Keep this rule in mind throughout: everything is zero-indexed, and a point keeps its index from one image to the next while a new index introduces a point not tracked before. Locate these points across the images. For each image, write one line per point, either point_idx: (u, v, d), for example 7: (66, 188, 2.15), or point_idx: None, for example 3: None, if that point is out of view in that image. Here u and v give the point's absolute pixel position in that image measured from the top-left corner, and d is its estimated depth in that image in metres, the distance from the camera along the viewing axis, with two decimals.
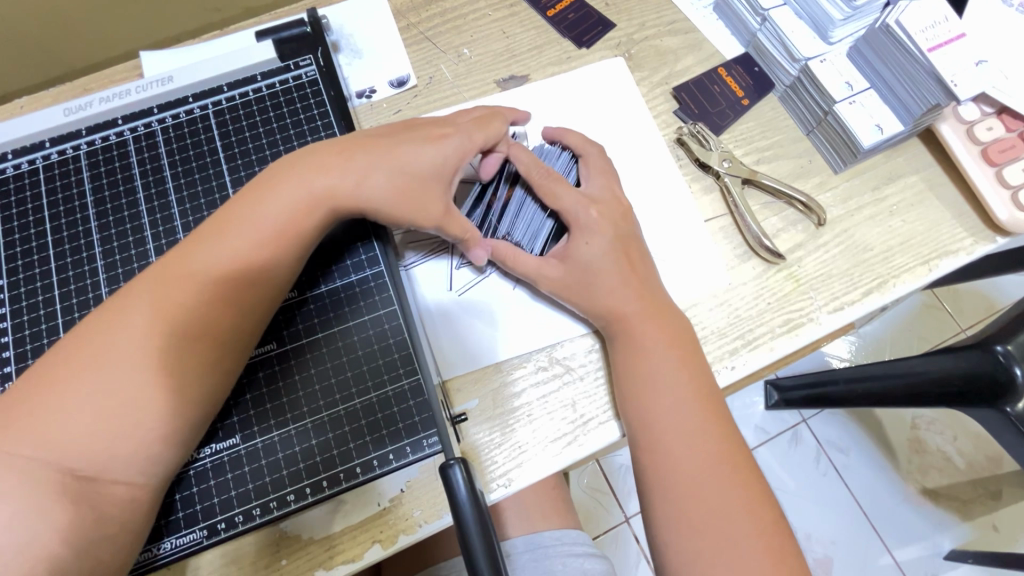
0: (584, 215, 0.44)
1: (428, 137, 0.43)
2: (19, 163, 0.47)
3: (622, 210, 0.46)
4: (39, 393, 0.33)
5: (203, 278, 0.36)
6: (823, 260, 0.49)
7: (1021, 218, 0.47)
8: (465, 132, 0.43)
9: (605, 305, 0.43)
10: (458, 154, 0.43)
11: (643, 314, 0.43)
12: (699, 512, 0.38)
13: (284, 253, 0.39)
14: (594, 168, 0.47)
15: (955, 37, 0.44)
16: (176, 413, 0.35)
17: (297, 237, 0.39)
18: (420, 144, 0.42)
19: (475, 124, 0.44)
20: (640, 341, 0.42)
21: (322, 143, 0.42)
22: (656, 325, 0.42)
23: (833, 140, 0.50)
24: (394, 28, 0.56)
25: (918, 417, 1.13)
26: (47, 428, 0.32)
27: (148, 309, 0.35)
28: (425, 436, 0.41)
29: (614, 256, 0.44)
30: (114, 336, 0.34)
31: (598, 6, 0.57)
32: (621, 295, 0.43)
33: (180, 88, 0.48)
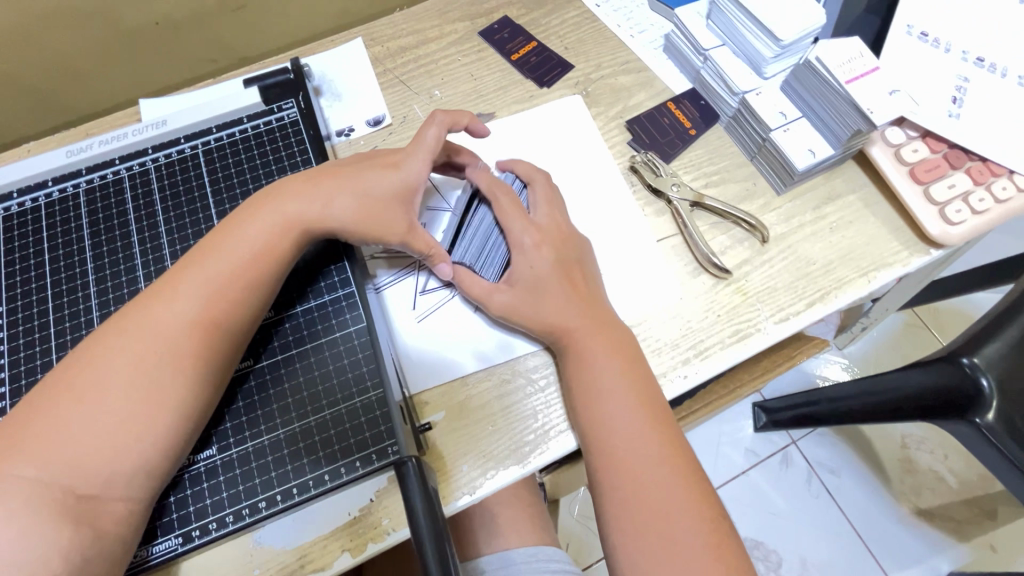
0: (526, 240, 0.48)
1: (387, 164, 0.47)
2: (24, 201, 0.51)
3: (563, 236, 0.49)
4: (40, 414, 0.36)
5: (188, 297, 0.40)
6: (769, 275, 0.52)
7: (950, 232, 0.51)
8: (414, 154, 0.48)
9: (549, 322, 0.46)
10: (417, 178, 0.47)
11: (585, 328, 0.46)
12: (645, 509, 0.40)
13: (262, 273, 0.42)
14: (540, 197, 0.51)
15: (869, 70, 0.50)
16: (168, 429, 0.38)
17: (275, 258, 0.43)
18: (378, 171, 0.47)
19: (415, 141, 0.48)
20: (583, 354, 0.45)
21: (294, 175, 0.47)
22: (598, 338, 0.45)
23: (774, 164, 0.54)
24: (371, 74, 0.61)
25: (907, 435, 1.14)
26: (47, 444, 0.35)
27: (140, 334, 0.38)
28: (390, 444, 0.43)
29: (551, 276, 0.47)
30: (110, 357, 0.37)
31: (558, 50, 0.63)
32: (559, 313, 0.46)
33: (173, 130, 0.53)
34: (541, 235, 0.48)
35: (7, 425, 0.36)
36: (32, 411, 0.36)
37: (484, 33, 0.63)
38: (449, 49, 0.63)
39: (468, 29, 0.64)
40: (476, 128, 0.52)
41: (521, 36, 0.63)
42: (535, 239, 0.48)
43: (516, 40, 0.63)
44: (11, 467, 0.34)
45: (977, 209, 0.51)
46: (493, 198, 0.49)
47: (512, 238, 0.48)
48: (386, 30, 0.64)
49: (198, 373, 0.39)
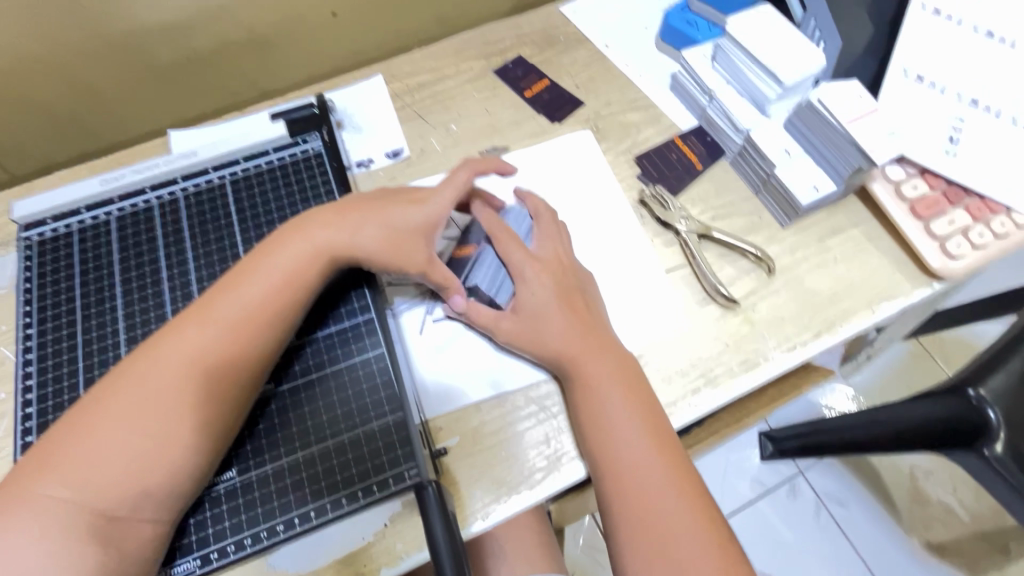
0: (529, 269, 0.50)
1: (410, 200, 0.50)
2: (57, 227, 0.53)
3: (563, 267, 0.51)
4: (74, 436, 0.37)
5: (219, 323, 0.41)
6: (776, 306, 0.54)
7: (950, 265, 0.52)
8: (440, 192, 0.50)
9: (554, 349, 0.47)
10: (438, 212, 0.49)
11: (589, 356, 0.47)
12: (655, 535, 0.41)
13: (290, 299, 0.44)
14: (542, 232, 0.52)
15: (869, 111, 0.52)
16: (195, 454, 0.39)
17: (302, 284, 0.44)
18: (404, 205, 0.49)
19: (447, 182, 0.51)
20: (589, 382, 0.46)
21: (322, 206, 0.49)
22: (600, 366, 0.46)
23: (778, 199, 0.56)
24: (390, 109, 0.64)
25: (916, 466, 1.13)
26: (80, 467, 0.36)
27: (172, 359, 0.40)
28: (407, 468, 0.43)
29: (555, 304, 0.48)
30: (142, 379, 0.39)
31: (569, 88, 0.66)
32: (564, 341, 0.47)
33: (202, 160, 0.55)
34: (541, 264, 0.50)
35: (41, 447, 0.37)
36: (65, 433, 0.37)
37: (499, 71, 0.66)
38: (465, 86, 0.66)
39: (483, 67, 0.67)
40: (501, 168, 0.55)
41: (534, 74, 0.66)
42: (535, 267, 0.50)
43: (529, 77, 0.66)
44: (47, 489, 0.35)
45: (976, 244, 0.53)
46: (491, 235, 0.51)
47: (514, 267, 0.50)
48: (405, 68, 0.67)
49: (226, 396, 0.40)
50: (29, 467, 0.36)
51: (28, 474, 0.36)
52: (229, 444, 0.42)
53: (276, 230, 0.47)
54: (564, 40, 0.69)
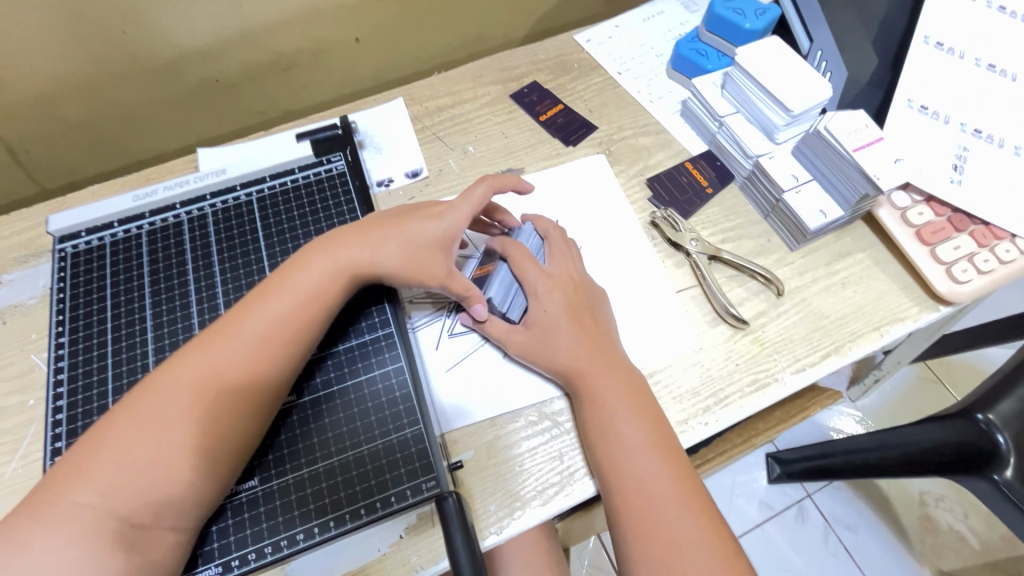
0: (539, 287, 0.51)
1: (428, 215, 0.51)
2: (91, 240, 0.56)
3: (575, 285, 0.52)
4: (105, 445, 0.38)
5: (248, 336, 0.43)
6: (785, 327, 0.55)
7: (957, 290, 0.53)
8: (457, 206, 0.51)
9: (564, 364, 0.49)
10: (455, 224, 0.51)
11: (597, 371, 0.48)
12: (663, 548, 0.42)
13: (315, 313, 0.46)
14: (553, 248, 0.54)
15: (874, 140, 0.54)
16: (219, 463, 0.40)
17: (327, 298, 0.46)
18: (423, 220, 0.51)
19: (462, 196, 0.52)
20: (597, 399, 0.47)
21: (345, 225, 0.51)
22: (609, 381, 0.48)
23: (787, 223, 0.58)
24: (410, 130, 0.66)
25: (926, 493, 1.12)
26: (109, 475, 0.37)
27: (202, 370, 0.41)
28: (424, 480, 0.45)
29: (564, 322, 0.50)
30: (174, 390, 0.40)
31: (583, 113, 0.68)
32: (573, 356, 0.49)
33: (230, 178, 0.58)
34: (551, 281, 0.52)
35: (73, 455, 0.38)
36: (96, 441, 0.38)
37: (515, 96, 0.69)
38: (482, 110, 0.68)
39: (500, 91, 0.69)
40: (519, 186, 0.56)
41: (549, 99, 0.69)
42: (547, 285, 0.51)
43: (544, 102, 0.68)
44: (77, 496, 0.36)
45: (982, 269, 0.54)
46: (507, 254, 0.53)
47: (525, 284, 0.52)
48: (425, 91, 0.69)
49: (253, 406, 0.42)
50: (60, 472, 0.37)
51: (60, 479, 0.37)
52: (252, 452, 0.43)
53: (301, 247, 0.49)
54: (578, 67, 0.72)
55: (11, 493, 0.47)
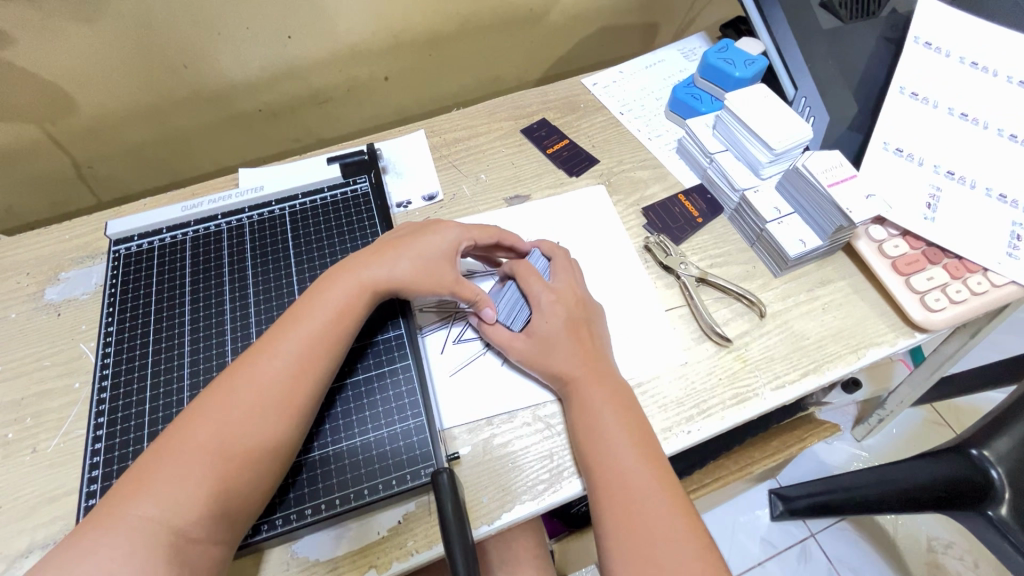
0: (544, 298, 0.56)
1: (431, 232, 0.57)
2: (142, 244, 0.63)
3: (578, 301, 0.57)
4: (162, 464, 0.43)
5: (282, 355, 0.48)
6: (768, 346, 0.58)
7: (931, 318, 0.57)
8: (462, 226, 0.58)
9: (560, 370, 0.53)
10: (456, 239, 0.57)
11: (588, 378, 0.52)
12: (641, 539, 0.45)
13: (342, 330, 0.51)
14: (559, 266, 0.59)
15: (848, 177, 0.59)
16: (264, 474, 0.45)
17: (352, 316, 0.52)
18: (430, 236, 0.57)
19: (472, 224, 0.59)
20: (586, 402, 0.51)
21: (366, 246, 0.58)
22: (598, 387, 0.52)
23: (771, 251, 0.63)
24: (428, 158, 0.73)
25: (934, 538, 1.10)
26: (165, 490, 0.42)
27: (249, 388, 0.46)
28: (424, 467, 0.50)
29: (563, 333, 0.54)
30: (224, 408, 0.46)
31: (586, 148, 0.75)
32: (567, 364, 0.53)
33: (268, 195, 0.66)
34: (556, 295, 0.56)
35: (136, 470, 0.43)
36: (157, 458, 0.43)
37: (525, 131, 0.76)
38: (494, 142, 0.75)
39: (512, 126, 0.77)
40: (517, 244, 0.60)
41: (555, 134, 0.76)
42: (551, 298, 0.56)
43: (551, 137, 0.75)
44: (137, 509, 0.41)
45: (955, 299, 0.58)
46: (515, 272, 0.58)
47: (531, 296, 0.56)
48: (444, 125, 0.77)
49: (295, 417, 0.47)
50: (123, 487, 0.42)
51: (124, 492, 0.42)
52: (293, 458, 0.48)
53: (329, 270, 0.55)
54: (584, 106, 0.79)
55: (53, 464, 0.52)
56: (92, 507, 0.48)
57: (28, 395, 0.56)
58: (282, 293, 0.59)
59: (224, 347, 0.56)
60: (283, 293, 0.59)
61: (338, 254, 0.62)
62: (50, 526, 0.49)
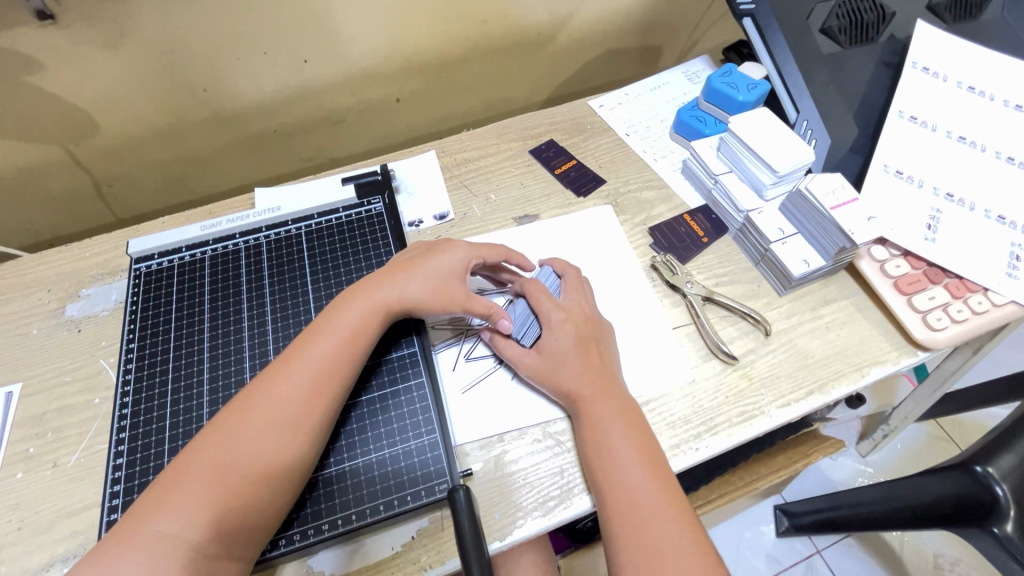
0: (554, 317, 0.57)
1: (442, 251, 0.59)
2: (162, 262, 0.65)
3: (587, 319, 0.58)
4: (183, 479, 0.44)
5: (299, 373, 0.49)
6: (773, 364, 0.60)
7: (933, 337, 0.58)
8: (471, 246, 0.60)
9: (569, 388, 0.54)
10: (466, 258, 0.59)
11: (598, 395, 0.53)
12: (649, 557, 0.46)
13: (357, 348, 0.53)
14: (569, 286, 0.60)
15: (850, 200, 0.61)
16: (280, 490, 0.46)
17: (366, 335, 0.53)
18: (441, 255, 0.58)
19: (480, 244, 0.61)
20: (595, 419, 0.52)
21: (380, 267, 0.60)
22: (607, 405, 0.53)
23: (775, 271, 0.64)
24: (439, 178, 0.75)
25: (940, 555, 1.10)
26: (185, 505, 0.43)
27: (266, 405, 0.48)
28: (438, 483, 0.51)
29: (572, 351, 0.55)
30: (243, 425, 0.47)
31: (593, 168, 0.76)
32: (577, 381, 0.54)
33: (284, 215, 0.68)
34: (565, 313, 0.57)
35: (157, 485, 0.44)
36: (177, 474, 0.45)
37: (533, 152, 0.78)
38: (503, 162, 0.77)
39: (520, 147, 0.79)
40: (521, 262, 0.62)
41: (563, 155, 0.78)
42: (560, 316, 0.57)
43: (558, 158, 0.77)
44: (159, 525, 0.42)
45: (956, 318, 0.59)
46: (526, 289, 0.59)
47: (541, 314, 0.57)
48: (454, 145, 0.79)
49: (310, 433, 0.48)
50: (145, 502, 0.44)
51: (147, 508, 0.43)
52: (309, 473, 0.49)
53: (344, 290, 0.57)
54: (590, 128, 0.81)
55: (73, 479, 0.53)
56: (113, 520, 0.49)
57: (49, 410, 0.57)
58: (298, 311, 0.61)
59: (243, 363, 0.57)
60: (299, 311, 0.61)
61: (353, 273, 0.64)
62: (70, 540, 0.50)
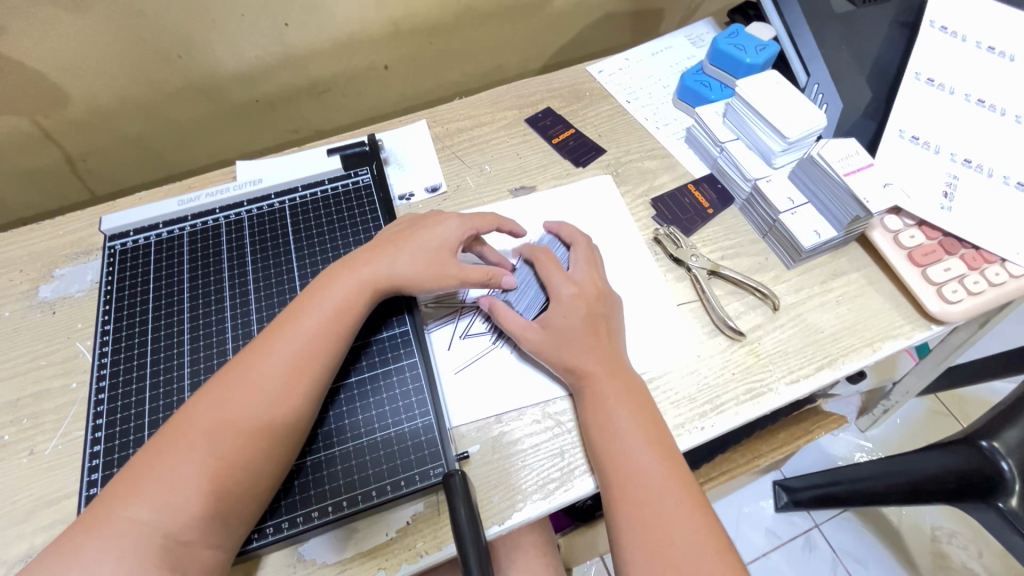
0: (563, 291, 0.54)
1: (434, 224, 0.56)
2: (137, 239, 0.62)
3: (596, 292, 0.55)
4: (156, 466, 0.42)
5: (283, 353, 0.47)
6: (781, 339, 0.57)
7: (948, 309, 0.56)
8: (464, 217, 0.56)
9: (573, 363, 0.51)
10: (459, 231, 0.55)
11: (602, 372, 0.51)
12: (656, 539, 0.44)
13: (343, 327, 0.50)
14: (581, 257, 0.57)
15: (865, 166, 0.58)
16: (260, 474, 0.44)
17: (353, 313, 0.50)
18: (433, 227, 0.55)
19: (474, 215, 0.57)
20: (601, 398, 0.50)
21: (369, 241, 0.56)
22: (612, 382, 0.51)
23: (784, 243, 0.61)
24: (431, 149, 0.71)
25: (937, 527, 1.10)
26: (159, 492, 0.41)
27: (244, 387, 0.45)
28: (433, 467, 0.49)
29: (580, 327, 0.52)
30: (222, 408, 0.44)
31: (592, 138, 0.73)
32: (581, 358, 0.51)
33: (266, 188, 0.64)
34: (576, 287, 0.54)
35: (131, 472, 0.42)
36: (151, 460, 0.42)
37: (529, 121, 0.74)
38: (498, 132, 0.73)
39: (516, 116, 0.75)
40: (515, 229, 0.59)
41: (561, 124, 0.74)
42: (568, 290, 0.54)
43: (556, 127, 0.73)
44: (132, 513, 0.40)
45: (972, 290, 0.56)
46: (535, 256, 0.57)
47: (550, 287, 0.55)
48: (447, 114, 0.75)
49: (294, 417, 0.45)
50: (119, 486, 0.41)
51: (119, 494, 0.41)
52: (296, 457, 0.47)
53: (329, 267, 0.54)
54: (590, 95, 0.77)
55: (52, 467, 0.51)
56: (93, 495, 0.47)
57: (25, 395, 0.55)
58: (283, 290, 0.58)
59: (225, 345, 0.55)
60: (284, 289, 0.58)
61: (340, 249, 0.61)
62: (51, 531, 0.48)
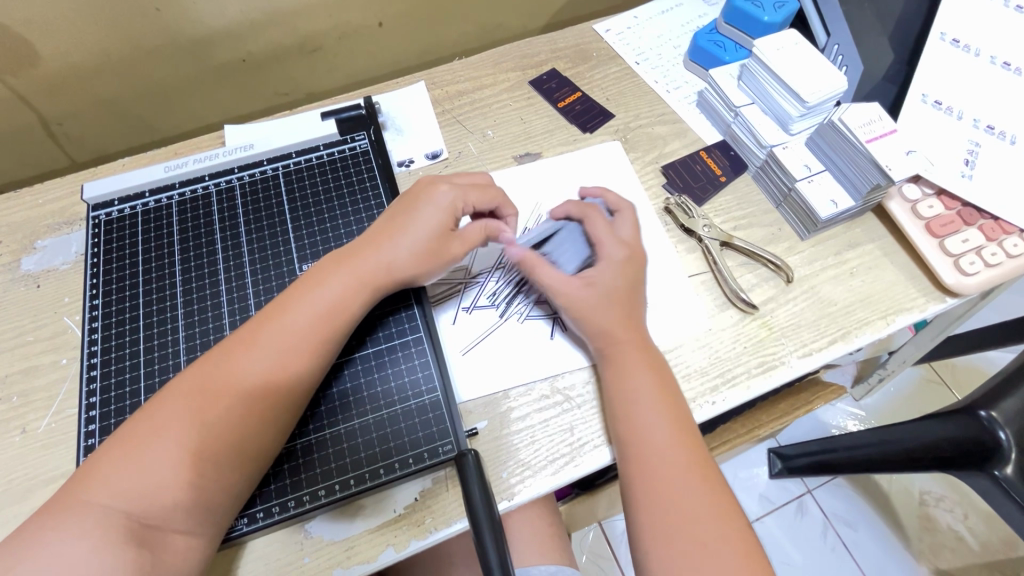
0: (606, 253, 0.52)
1: (427, 199, 0.52)
2: (123, 209, 0.58)
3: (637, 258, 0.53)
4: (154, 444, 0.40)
5: (288, 330, 0.45)
6: (794, 313, 0.56)
7: (964, 281, 0.54)
8: (460, 190, 0.53)
9: (603, 329, 0.50)
10: (455, 205, 0.52)
11: (627, 343, 0.50)
12: (676, 513, 0.43)
13: (347, 305, 0.48)
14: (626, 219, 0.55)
15: (888, 132, 0.55)
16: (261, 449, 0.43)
17: (357, 291, 0.48)
18: (427, 203, 0.52)
19: (471, 187, 0.54)
20: (627, 367, 0.49)
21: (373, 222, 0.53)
22: (636, 354, 0.49)
23: (798, 213, 0.59)
24: (431, 113, 0.68)
25: (926, 492, 1.12)
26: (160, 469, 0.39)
27: (248, 364, 0.44)
28: (441, 444, 0.48)
29: (615, 292, 0.51)
30: (223, 385, 0.43)
31: (600, 102, 0.69)
32: (611, 324, 0.50)
33: (257, 154, 0.61)
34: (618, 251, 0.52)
35: (125, 450, 0.40)
36: (147, 437, 0.40)
37: (533, 82, 0.70)
38: (500, 95, 0.70)
39: (519, 78, 0.71)
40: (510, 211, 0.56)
41: (567, 86, 0.70)
42: (613, 253, 0.52)
43: (562, 90, 0.70)
44: (132, 490, 0.39)
45: (990, 262, 0.55)
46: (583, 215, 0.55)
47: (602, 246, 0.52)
48: (447, 76, 0.71)
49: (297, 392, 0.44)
50: (114, 463, 0.40)
51: (115, 474, 0.39)
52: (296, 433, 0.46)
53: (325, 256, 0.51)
54: (597, 55, 0.73)
55: (45, 445, 0.49)
56: None
57: (13, 372, 0.53)
58: (280, 262, 0.55)
59: (221, 320, 0.52)
60: (281, 262, 0.55)
61: (339, 219, 0.58)
62: None
